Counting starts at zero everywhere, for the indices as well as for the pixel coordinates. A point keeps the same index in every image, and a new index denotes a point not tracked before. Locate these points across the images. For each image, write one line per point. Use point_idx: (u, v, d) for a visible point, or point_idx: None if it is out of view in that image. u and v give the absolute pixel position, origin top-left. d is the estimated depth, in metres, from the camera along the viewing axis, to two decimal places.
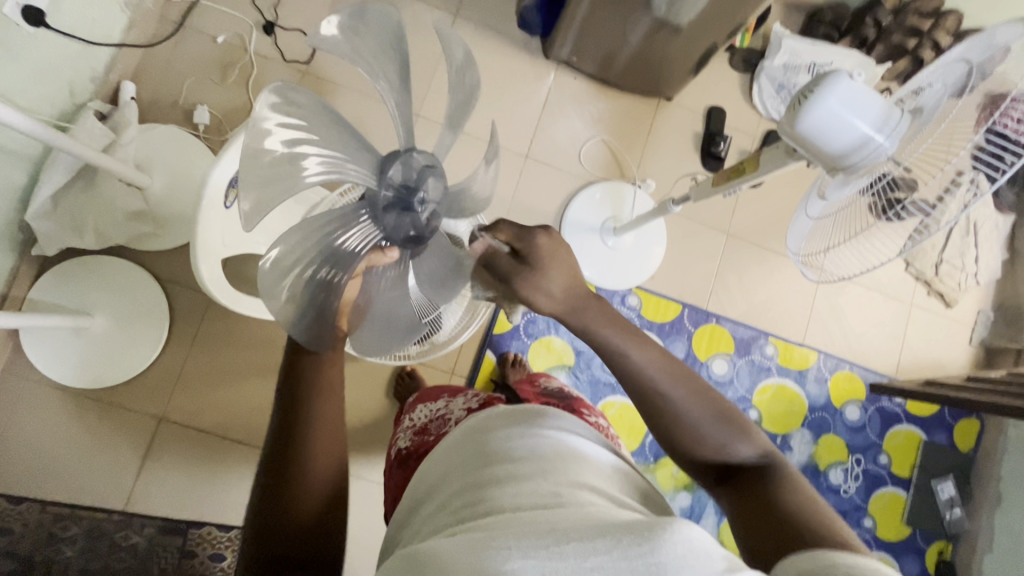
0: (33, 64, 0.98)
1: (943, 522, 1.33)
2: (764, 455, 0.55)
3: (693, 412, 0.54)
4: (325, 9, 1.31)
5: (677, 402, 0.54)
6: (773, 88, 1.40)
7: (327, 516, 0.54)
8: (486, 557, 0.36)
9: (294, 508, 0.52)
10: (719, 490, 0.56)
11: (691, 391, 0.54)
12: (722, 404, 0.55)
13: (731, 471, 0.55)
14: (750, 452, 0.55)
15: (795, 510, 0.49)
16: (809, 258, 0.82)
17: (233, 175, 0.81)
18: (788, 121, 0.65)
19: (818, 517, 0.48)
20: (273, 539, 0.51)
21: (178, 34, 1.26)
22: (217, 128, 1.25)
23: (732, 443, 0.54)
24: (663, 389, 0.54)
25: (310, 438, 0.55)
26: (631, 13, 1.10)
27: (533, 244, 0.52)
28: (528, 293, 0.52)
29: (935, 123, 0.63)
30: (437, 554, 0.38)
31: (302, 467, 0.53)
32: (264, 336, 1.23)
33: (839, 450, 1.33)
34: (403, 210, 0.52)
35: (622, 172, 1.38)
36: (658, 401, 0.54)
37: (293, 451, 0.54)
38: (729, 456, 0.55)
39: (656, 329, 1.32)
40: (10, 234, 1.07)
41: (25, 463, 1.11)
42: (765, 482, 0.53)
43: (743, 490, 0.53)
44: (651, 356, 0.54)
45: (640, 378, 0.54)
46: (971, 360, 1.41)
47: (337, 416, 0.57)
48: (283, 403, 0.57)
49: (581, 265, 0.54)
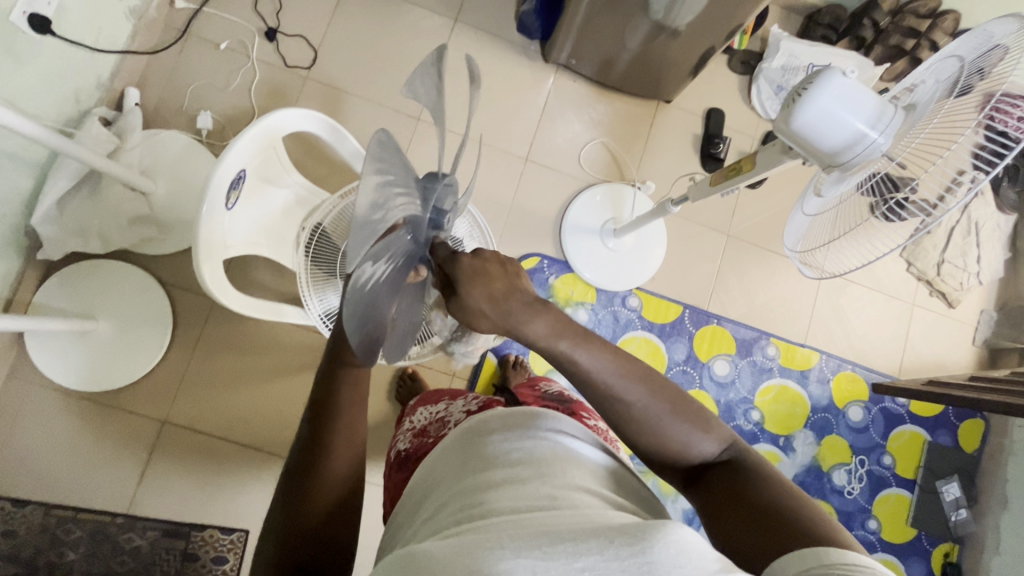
0: (39, 72, 1.00)
1: (948, 524, 1.32)
2: (727, 449, 0.56)
3: (653, 412, 0.53)
4: (326, 16, 1.33)
5: (636, 406, 0.53)
6: (771, 90, 1.41)
7: (343, 518, 0.55)
8: (480, 558, 0.36)
9: (309, 516, 0.53)
10: (692, 490, 0.56)
11: (648, 390, 0.53)
12: (684, 400, 0.55)
13: (701, 467, 0.56)
14: (713, 447, 0.55)
15: (768, 497, 0.50)
16: (805, 256, 0.84)
17: (235, 177, 0.82)
18: (782, 120, 0.65)
19: (794, 506, 0.49)
20: (289, 545, 0.52)
21: (182, 41, 1.28)
22: (220, 133, 1.26)
23: (694, 437, 0.55)
24: (661, 388, 0.54)
25: (331, 446, 0.55)
26: (629, 17, 1.11)
27: (458, 265, 0.52)
28: (464, 313, 0.53)
29: (929, 117, 0.63)
30: (430, 556, 0.38)
31: (322, 474, 0.54)
32: (267, 338, 1.23)
33: (843, 451, 1.32)
34: (434, 229, 0.55)
35: (622, 174, 1.38)
36: (615, 405, 0.54)
37: (315, 456, 0.54)
38: (692, 455, 0.55)
39: (656, 330, 1.32)
40: (15, 239, 1.08)
41: (31, 468, 1.12)
42: (735, 473, 0.54)
43: (712, 486, 0.54)
44: (602, 356, 0.53)
45: (593, 381, 0.53)
46: (975, 361, 1.41)
47: (362, 427, 0.58)
48: (311, 411, 0.57)
49: (520, 277, 0.53)
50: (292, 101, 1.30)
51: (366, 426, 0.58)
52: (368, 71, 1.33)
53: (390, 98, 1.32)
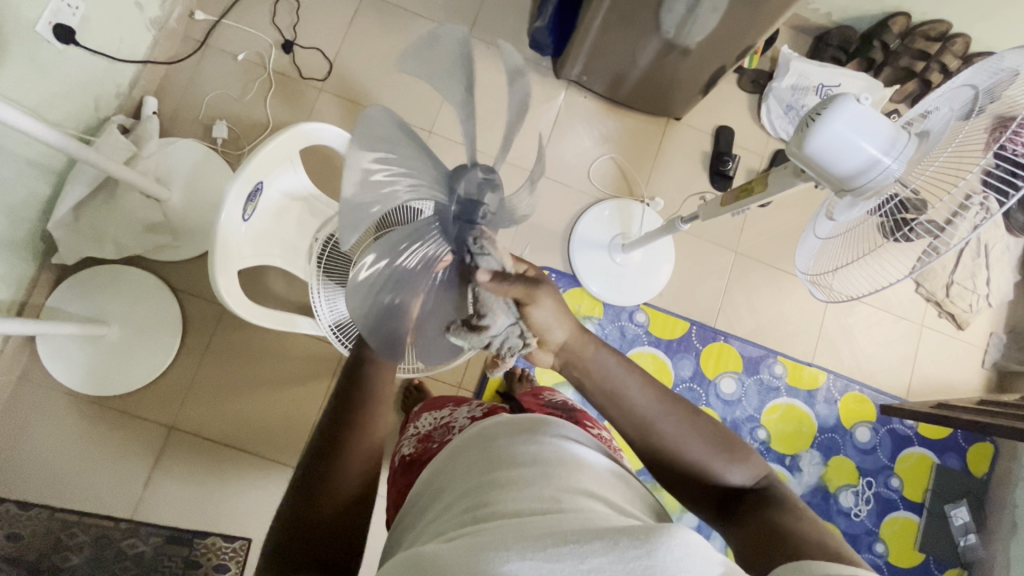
0: (62, 80, 1.02)
1: (956, 548, 1.30)
2: (759, 481, 0.57)
3: (688, 437, 0.56)
4: (342, 29, 1.35)
5: (668, 435, 0.56)
6: (781, 109, 1.42)
7: (352, 515, 0.55)
8: (484, 560, 0.36)
9: (326, 506, 0.53)
10: (719, 519, 0.57)
11: (686, 417, 0.57)
12: (719, 430, 0.57)
13: (730, 497, 0.57)
14: (745, 478, 0.57)
15: (790, 525, 0.50)
16: (816, 278, 0.84)
17: (253, 189, 0.84)
18: (795, 144, 0.66)
19: (805, 529, 0.49)
20: (296, 536, 0.52)
21: (200, 52, 1.30)
22: (235, 143, 1.28)
23: (725, 465, 0.56)
24: (686, 407, 0.57)
25: (351, 440, 0.57)
26: (641, 35, 1.12)
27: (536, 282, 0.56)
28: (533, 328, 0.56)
29: (942, 146, 0.62)
30: (438, 559, 0.37)
31: (333, 475, 0.54)
32: (277, 346, 1.24)
33: (850, 472, 1.31)
34: (467, 224, 0.51)
35: (631, 190, 1.39)
36: (651, 434, 0.56)
37: (332, 452, 0.56)
38: (724, 481, 0.57)
39: (663, 346, 1.32)
40: (31, 244, 1.10)
41: (37, 471, 1.12)
42: (761, 503, 0.54)
43: (738, 511, 0.55)
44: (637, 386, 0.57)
45: (628, 405, 0.57)
46: (983, 383, 1.40)
47: (381, 426, 0.60)
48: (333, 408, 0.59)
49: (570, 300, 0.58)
50: (307, 112, 1.32)
51: (384, 431, 0.60)
52: (374, 87, 1.34)
53: (404, 112, 1.34)
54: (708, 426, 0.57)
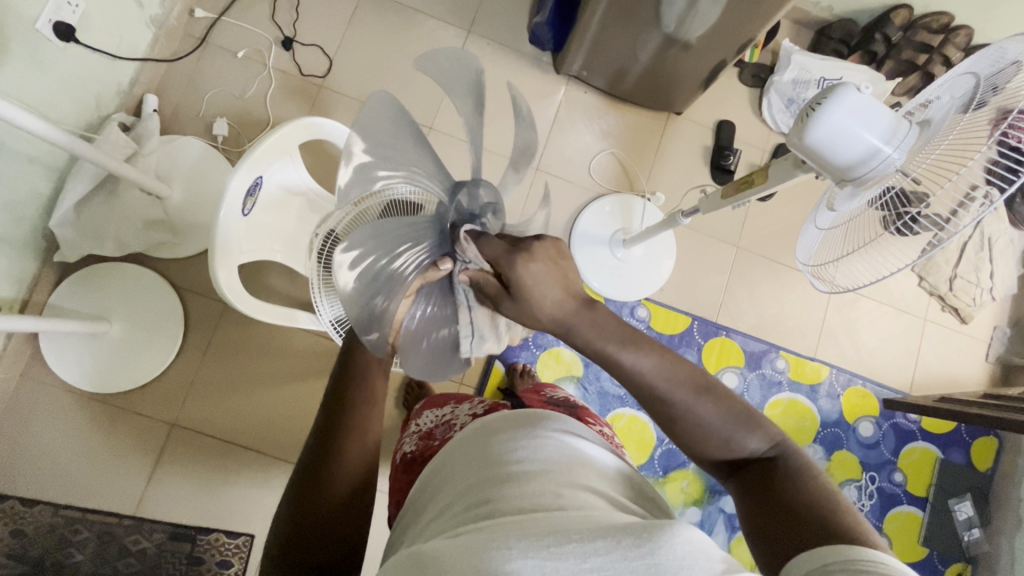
0: (62, 78, 1.02)
1: (960, 543, 1.29)
2: (775, 447, 0.53)
3: (697, 411, 0.52)
4: (342, 25, 1.35)
5: (678, 404, 0.53)
6: (782, 103, 1.41)
7: (356, 512, 0.55)
8: (487, 559, 0.35)
9: (323, 507, 0.53)
10: (732, 483, 0.54)
11: (693, 390, 0.53)
12: (731, 400, 0.53)
13: (740, 463, 0.54)
14: (759, 445, 0.53)
15: (803, 501, 0.47)
16: (817, 270, 0.83)
17: (252, 184, 0.84)
18: (795, 134, 0.65)
19: (820, 506, 0.46)
20: (300, 538, 0.52)
21: (200, 49, 1.30)
22: (235, 140, 1.28)
23: (739, 434, 0.53)
24: (694, 381, 0.53)
25: (346, 436, 0.57)
26: (641, 29, 1.12)
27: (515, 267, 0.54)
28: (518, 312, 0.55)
29: (944, 133, 0.61)
30: (440, 557, 0.37)
31: (330, 472, 0.55)
32: (279, 343, 1.24)
33: (853, 467, 1.30)
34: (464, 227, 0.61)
35: (631, 185, 1.39)
36: (658, 400, 0.53)
37: (329, 450, 0.56)
38: (737, 451, 0.53)
39: (664, 341, 1.32)
40: (32, 241, 1.10)
41: (40, 468, 1.12)
42: (774, 471, 0.51)
43: (749, 480, 0.52)
44: (648, 359, 0.53)
45: (636, 380, 0.53)
46: (988, 377, 1.39)
47: (376, 421, 0.60)
48: (328, 408, 0.60)
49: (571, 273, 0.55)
50: (307, 109, 1.32)
51: (380, 426, 0.60)
52: (373, 84, 1.34)
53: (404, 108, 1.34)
54: (719, 397, 0.53)
